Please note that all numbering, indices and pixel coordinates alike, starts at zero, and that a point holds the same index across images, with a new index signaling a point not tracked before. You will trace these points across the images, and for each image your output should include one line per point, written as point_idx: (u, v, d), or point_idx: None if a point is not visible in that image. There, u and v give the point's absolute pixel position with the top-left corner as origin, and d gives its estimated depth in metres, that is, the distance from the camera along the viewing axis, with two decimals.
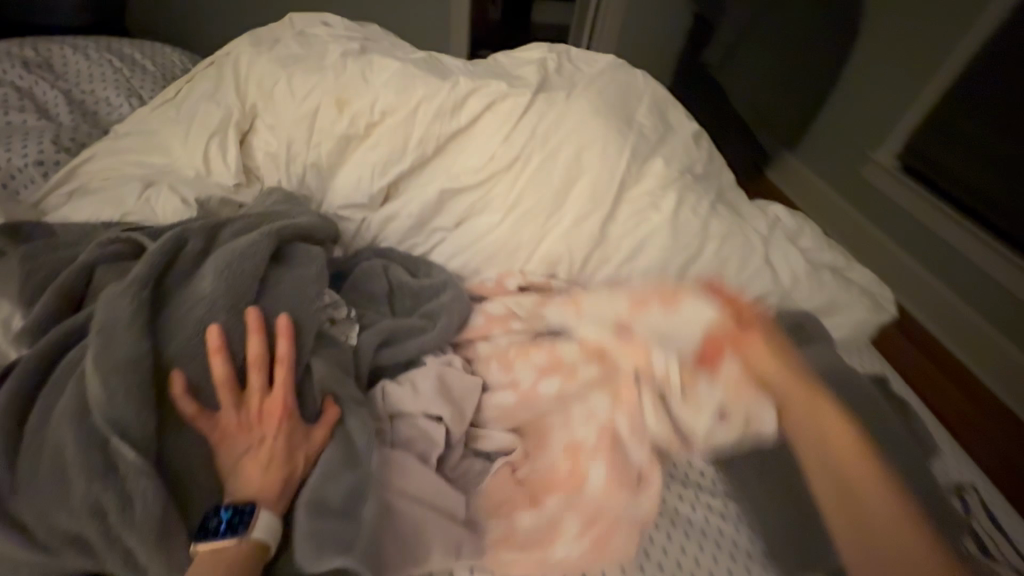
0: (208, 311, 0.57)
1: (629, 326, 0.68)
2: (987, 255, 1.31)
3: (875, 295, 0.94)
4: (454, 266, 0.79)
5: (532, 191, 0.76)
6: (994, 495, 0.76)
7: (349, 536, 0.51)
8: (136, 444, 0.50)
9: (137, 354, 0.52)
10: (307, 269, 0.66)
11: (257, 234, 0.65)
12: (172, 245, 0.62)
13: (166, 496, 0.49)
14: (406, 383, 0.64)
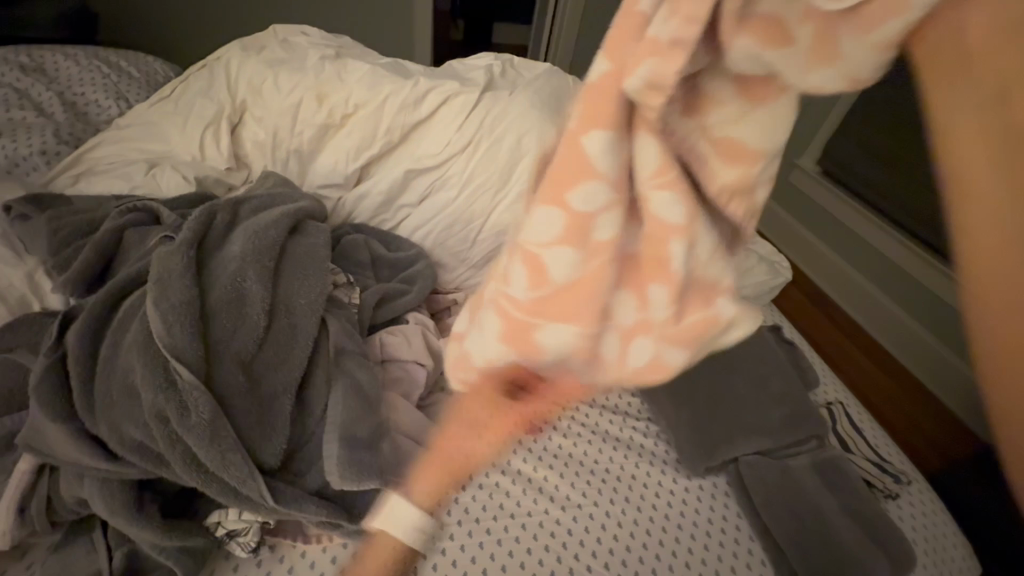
0: (241, 270, 0.58)
1: None
2: (927, 269, 1.52)
3: (773, 263, 1.15)
4: (418, 237, 0.94)
5: (481, 170, 0.92)
6: (856, 412, 0.96)
7: (376, 464, 0.57)
8: (192, 367, 0.51)
9: (188, 297, 0.53)
10: (325, 244, 0.67)
11: (279, 211, 0.66)
12: (204, 214, 0.62)
13: (218, 407, 0.51)
14: (399, 334, 0.79)
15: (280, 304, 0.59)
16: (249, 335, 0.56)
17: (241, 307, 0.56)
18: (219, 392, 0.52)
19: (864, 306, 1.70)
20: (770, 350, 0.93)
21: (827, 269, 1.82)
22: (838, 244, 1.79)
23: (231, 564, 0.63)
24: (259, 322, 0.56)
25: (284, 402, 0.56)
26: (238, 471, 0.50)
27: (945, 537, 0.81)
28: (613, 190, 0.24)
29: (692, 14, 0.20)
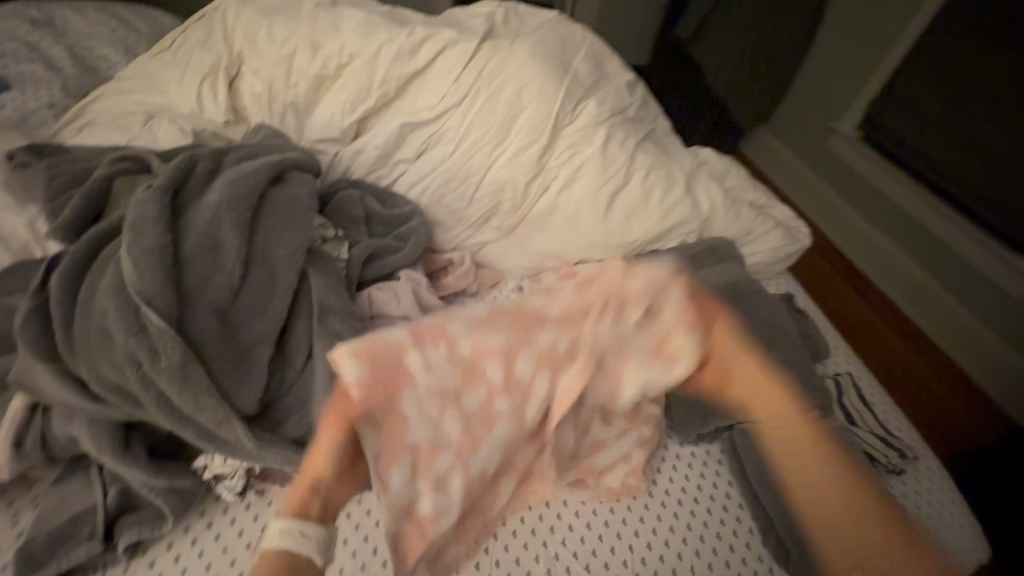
0: (216, 217, 0.57)
1: (633, 273, 0.64)
2: (980, 251, 1.42)
3: (790, 228, 1.10)
4: (415, 194, 0.93)
5: (479, 125, 0.89)
6: (865, 383, 0.92)
7: None
8: (162, 312, 0.50)
9: (162, 242, 0.53)
10: (307, 196, 0.66)
11: (260, 162, 0.65)
12: (184, 164, 0.61)
13: (189, 351, 0.51)
14: (388, 291, 0.79)
15: (258, 254, 0.59)
16: (224, 284, 0.55)
17: (217, 255, 0.56)
18: (192, 341, 0.53)
19: (896, 278, 1.62)
20: (778, 317, 0.89)
21: (856, 236, 1.73)
22: (869, 210, 1.70)
23: (222, 506, 0.66)
24: (236, 271, 0.56)
25: (263, 352, 0.56)
26: (210, 416, 0.52)
27: (951, 515, 0.78)
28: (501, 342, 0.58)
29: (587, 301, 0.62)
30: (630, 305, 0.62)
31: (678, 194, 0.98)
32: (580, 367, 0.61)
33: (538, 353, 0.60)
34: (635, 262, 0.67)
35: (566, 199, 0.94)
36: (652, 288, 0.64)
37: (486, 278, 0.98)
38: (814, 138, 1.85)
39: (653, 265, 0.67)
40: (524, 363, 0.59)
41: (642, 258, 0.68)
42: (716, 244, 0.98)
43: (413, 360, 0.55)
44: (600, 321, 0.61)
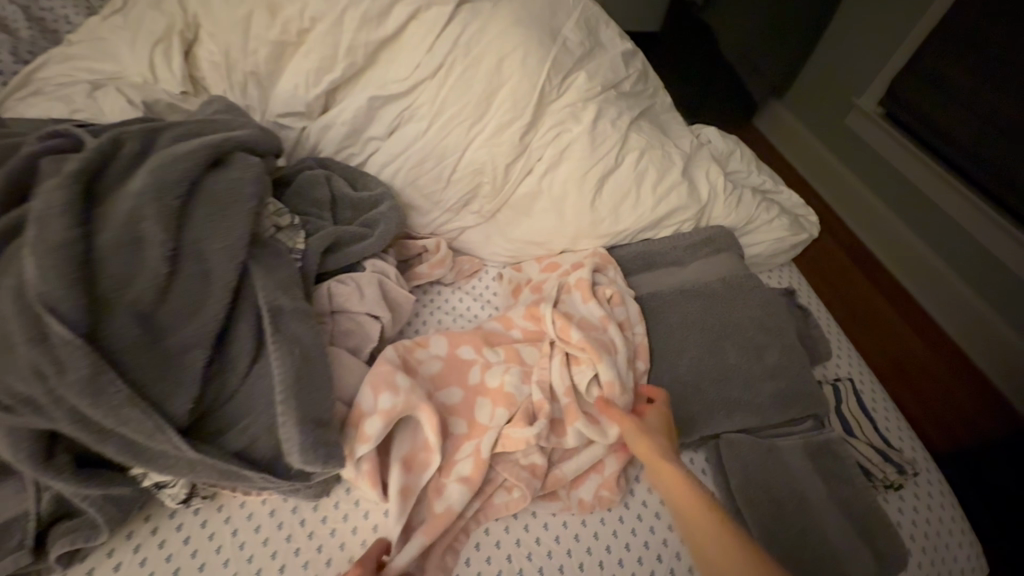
0: (135, 208, 0.51)
1: (591, 298, 0.79)
2: (999, 237, 1.33)
3: (796, 216, 1.03)
4: (387, 174, 0.86)
5: (456, 98, 0.82)
6: (865, 385, 0.87)
7: (326, 437, 0.54)
8: (66, 318, 0.45)
9: (69, 237, 0.47)
10: (250, 180, 0.60)
11: (198, 142, 0.58)
12: (106, 145, 0.55)
13: (99, 357, 0.45)
14: (351, 284, 0.73)
15: (189, 248, 0.54)
16: (148, 282, 0.50)
17: (140, 249, 0.51)
18: (107, 347, 0.47)
19: (911, 264, 1.53)
20: (776, 314, 0.83)
21: (871, 220, 1.64)
22: (885, 192, 1.60)
23: (169, 509, 0.63)
24: (161, 268, 0.51)
25: (196, 356, 0.51)
26: (141, 427, 0.47)
27: (949, 533, 0.73)
28: (478, 366, 0.74)
29: (551, 323, 0.75)
30: (566, 350, 0.74)
31: (674, 177, 0.90)
32: (514, 413, 0.69)
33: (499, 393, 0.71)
34: (602, 286, 0.82)
35: (552, 182, 0.86)
36: (584, 313, 0.79)
37: (465, 267, 0.92)
38: (830, 112, 1.74)
39: (615, 288, 0.82)
40: (491, 402, 0.70)
41: (583, 274, 0.82)
42: (714, 233, 0.92)
43: (401, 380, 0.65)
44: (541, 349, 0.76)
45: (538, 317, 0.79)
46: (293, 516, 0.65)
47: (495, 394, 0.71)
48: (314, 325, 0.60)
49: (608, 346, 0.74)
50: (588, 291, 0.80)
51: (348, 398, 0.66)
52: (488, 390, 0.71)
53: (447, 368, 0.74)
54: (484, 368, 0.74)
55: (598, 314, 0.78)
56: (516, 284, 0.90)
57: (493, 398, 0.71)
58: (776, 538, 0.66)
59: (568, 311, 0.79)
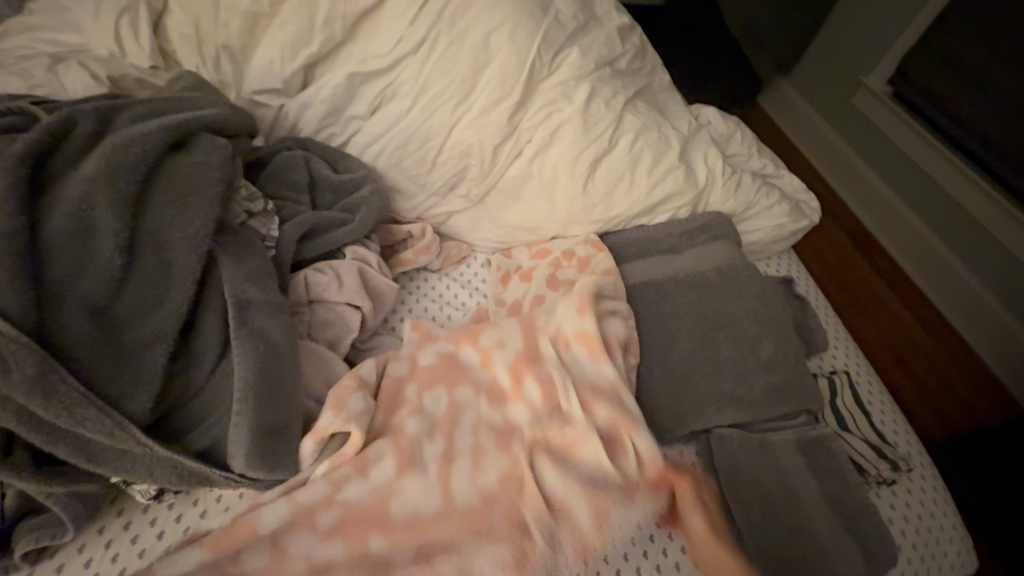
0: (87, 193, 0.50)
1: (583, 311, 0.69)
2: (1004, 222, 1.30)
3: (797, 202, 1.00)
4: (370, 156, 0.82)
5: (440, 75, 0.77)
6: (862, 377, 0.84)
7: (279, 446, 0.54)
8: (10, 313, 0.43)
9: (13, 227, 0.45)
10: (215, 162, 0.59)
11: (157, 123, 0.57)
12: (57, 127, 0.53)
13: (44, 356, 0.44)
14: (329, 273, 0.70)
15: (146, 240, 0.52)
16: (101, 276, 0.49)
17: (91, 240, 0.50)
18: (57, 343, 0.46)
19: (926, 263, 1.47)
20: (773, 304, 0.80)
21: (883, 210, 1.57)
22: (897, 181, 1.54)
23: (142, 504, 0.60)
24: (115, 261, 0.50)
25: (156, 352, 0.50)
26: (99, 427, 0.45)
27: (940, 528, 0.71)
28: (451, 390, 0.66)
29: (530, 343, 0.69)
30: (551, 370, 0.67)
31: (670, 161, 0.86)
32: (494, 441, 0.63)
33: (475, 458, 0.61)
34: (598, 297, 0.74)
35: (543, 165, 0.83)
36: (586, 371, 0.67)
37: (452, 253, 0.89)
38: (835, 92, 1.68)
39: (613, 300, 0.75)
40: (464, 432, 0.63)
41: (589, 321, 0.69)
42: (710, 219, 0.88)
43: (355, 403, 0.59)
44: (529, 405, 0.65)
45: (520, 329, 0.71)
46: None
47: (470, 421, 0.65)
48: (283, 320, 0.58)
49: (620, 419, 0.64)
50: (595, 345, 0.67)
51: (323, 392, 0.64)
52: (459, 445, 0.62)
53: (414, 406, 0.65)
54: (459, 389, 0.66)
55: (588, 327, 0.69)
56: (505, 270, 0.87)
57: (468, 423, 0.65)
58: (767, 545, 0.64)
59: (556, 324, 0.71)
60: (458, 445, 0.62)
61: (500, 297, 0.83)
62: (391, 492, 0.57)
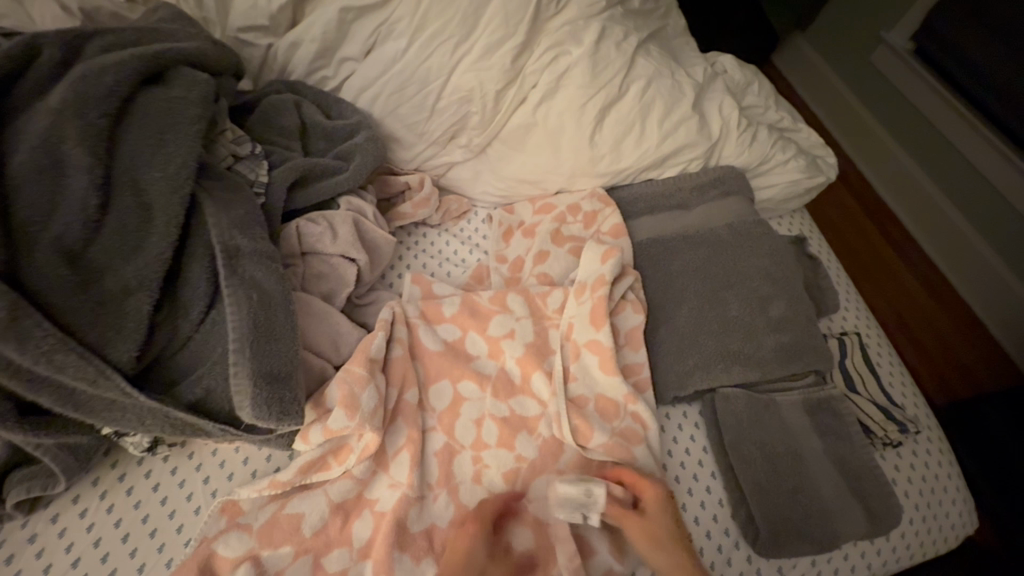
0: (54, 124, 0.47)
1: (600, 309, 0.68)
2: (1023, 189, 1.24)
3: (814, 157, 0.95)
4: (365, 101, 0.78)
5: (439, 12, 0.72)
6: (872, 338, 0.82)
7: (284, 394, 0.52)
8: None
9: None
10: (192, 96, 0.56)
11: (126, 54, 0.53)
12: (19, 54, 0.50)
13: (17, 300, 0.41)
14: (322, 223, 0.67)
15: (122, 178, 0.50)
16: (73, 215, 0.46)
17: (62, 176, 0.47)
18: (29, 285, 0.44)
19: (936, 228, 1.43)
20: (785, 260, 0.77)
21: (897, 176, 1.52)
22: (914, 149, 1.47)
23: (136, 456, 0.59)
24: (89, 201, 0.47)
25: (139, 299, 0.48)
26: (82, 374, 0.44)
27: (943, 488, 0.70)
28: (455, 381, 0.66)
29: (539, 346, 0.69)
30: (559, 367, 0.66)
31: (683, 109, 0.81)
32: (500, 433, 0.63)
33: (475, 453, 0.62)
34: (618, 295, 0.71)
35: (546, 114, 0.78)
36: (592, 383, 0.67)
37: (452, 207, 0.85)
38: (855, 44, 1.60)
39: (625, 279, 0.72)
40: (469, 424, 0.63)
41: (601, 334, 0.67)
42: (723, 173, 0.84)
43: (367, 399, 0.58)
44: (539, 400, 0.66)
45: (527, 320, 0.70)
46: (267, 465, 0.61)
47: (474, 412, 0.64)
48: (272, 266, 0.56)
49: (620, 444, 0.63)
50: (605, 361, 0.66)
51: (317, 347, 0.62)
52: (461, 438, 0.63)
53: (420, 397, 0.64)
54: (464, 380, 0.66)
55: (598, 323, 0.68)
56: (507, 226, 0.83)
57: (470, 412, 0.64)
58: (775, 513, 0.62)
59: (566, 319, 0.70)
60: (461, 440, 0.63)
61: (502, 254, 0.80)
62: (396, 483, 0.58)
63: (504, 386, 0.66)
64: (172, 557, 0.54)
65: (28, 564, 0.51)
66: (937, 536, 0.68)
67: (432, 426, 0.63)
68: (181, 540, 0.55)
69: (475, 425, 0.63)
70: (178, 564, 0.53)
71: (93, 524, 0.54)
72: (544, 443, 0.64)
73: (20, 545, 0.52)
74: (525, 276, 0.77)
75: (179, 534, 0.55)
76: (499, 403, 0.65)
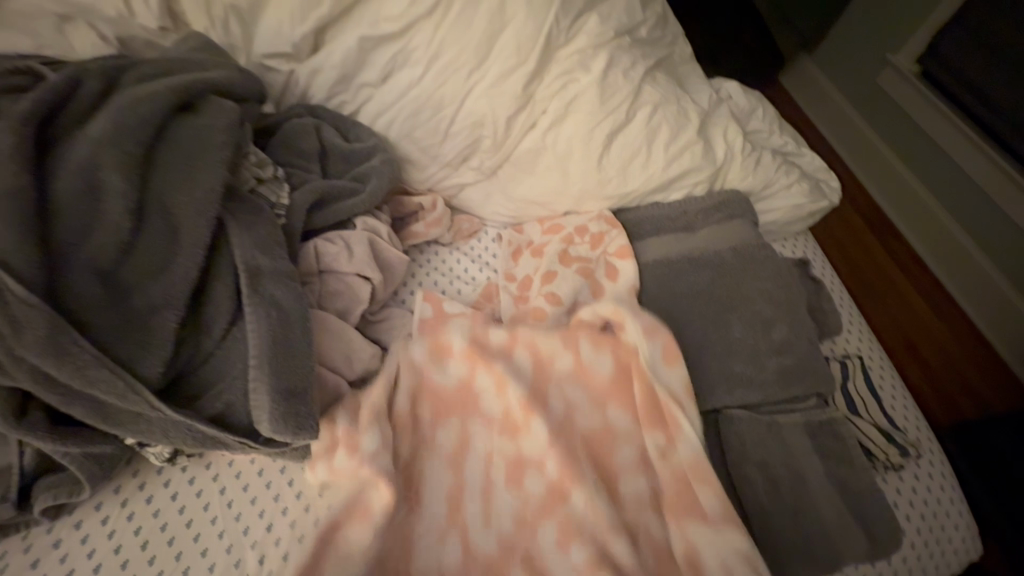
0: (93, 152, 0.50)
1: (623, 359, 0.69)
2: None
3: (817, 181, 0.97)
4: (381, 125, 0.81)
5: (454, 41, 0.75)
6: (874, 360, 0.84)
7: (300, 410, 0.54)
8: (21, 274, 0.44)
9: (21, 188, 0.46)
10: (220, 124, 0.59)
11: (160, 85, 0.57)
12: (61, 87, 0.53)
13: (58, 318, 0.44)
14: (340, 243, 0.70)
15: (154, 203, 0.53)
16: (108, 238, 0.49)
17: (99, 201, 0.50)
18: (65, 304, 0.46)
19: (941, 249, 1.44)
20: (788, 283, 0.79)
21: (903, 197, 1.53)
22: (921, 171, 1.49)
23: (157, 466, 0.61)
24: (123, 224, 0.50)
25: (166, 318, 0.51)
26: (112, 389, 0.46)
27: (946, 513, 0.71)
28: (464, 421, 0.66)
29: (549, 386, 0.67)
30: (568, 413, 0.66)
31: (689, 135, 0.83)
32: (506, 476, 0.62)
33: (484, 497, 0.62)
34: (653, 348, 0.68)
35: (556, 139, 0.81)
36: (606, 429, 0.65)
37: (463, 226, 0.87)
38: (860, 68, 1.62)
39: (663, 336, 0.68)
40: (475, 467, 0.63)
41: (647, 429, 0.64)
42: (728, 197, 0.86)
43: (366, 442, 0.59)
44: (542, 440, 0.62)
45: (539, 362, 0.69)
46: (282, 477, 0.63)
47: (481, 456, 0.64)
48: (293, 286, 0.59)
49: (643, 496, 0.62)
50: (661, 467, 0.63)
51: (331, 363, 0.65)
52: (468, 481, 0.63)
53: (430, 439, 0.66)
54: (474, 422, 0.66)
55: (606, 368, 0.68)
56: (516, 246, 0.86)
57: (477, 455, 0.64)
58: (776, 533, 0.64)
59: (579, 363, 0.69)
60: (468, 482, 0.63)
61: (511, 273, 0.82)
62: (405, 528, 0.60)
63: (510, 428, 0.65)
64: (189, 565, 0.55)
65: (53, 569, 0.53)
66: (940, 562, 0.68)
67: (445, 470, 0.64)
68: (198, 549, 0.56)
69: (481, 468, 0.63)
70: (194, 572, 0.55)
71: (114, 531, 0.56)
72: (556, 490, 0.62)
73: (46, 550, 0.54)
74: (532, 294, 0.78)
75: (196, 543, 0.57)
76: (505, 445, 0.64)
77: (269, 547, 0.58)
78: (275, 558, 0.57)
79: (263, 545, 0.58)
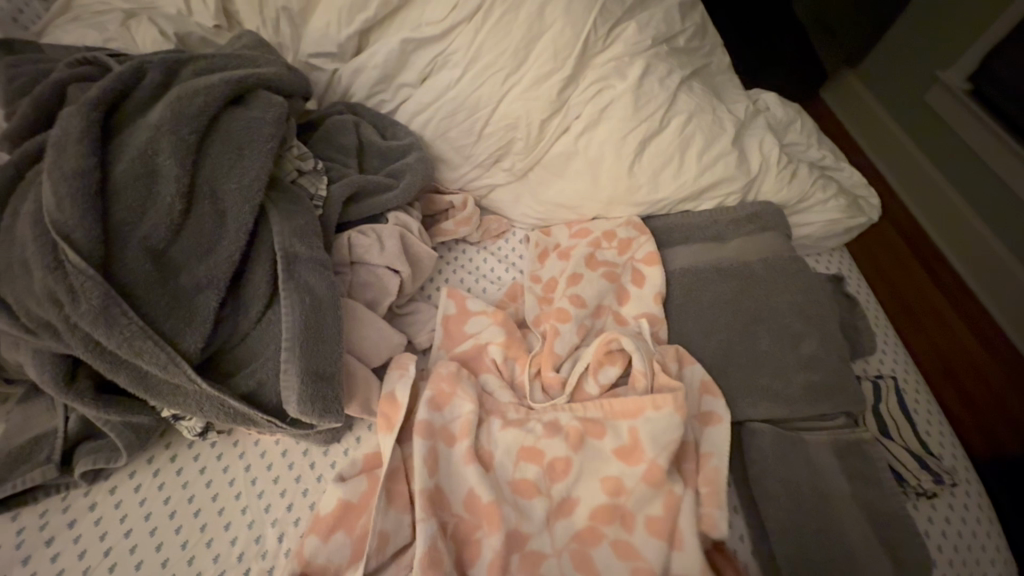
0: (153, 136, 0.54)
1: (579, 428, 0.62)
2: None
3: (856, 197, 0.95)
4: (417, 125, 0.83)
5: (493, 44, 0.77)
6: (908, 383, 0.80)
7: (327, 394, 0.56)
8: (81, 248, 0.47)
9: (87, 168, 0.49)
10: (268, 117, 0.62)
11: (216, 78, 0.60)
12: (126, 77, 0.57)
13: (108, 289, 0.47)
14: (372, 236, 0.72)
15: (204, 188, 0.56)
16: (160, 218, 0.52)
17: (154, 184, 0.53)
18: (119, 277, 0.49)
19: (989, 274, 1.37)
20: (820, 295, 0.77)
21: (949, 219, 1.47)
22: (970, 191, 1.43)
23: (187, 440, 0.64)
24: (175, 206, 0.53)
25: (207, 298, 0.54)
26: (155, 359, 0.49)
27: (982, 548, 0.67)
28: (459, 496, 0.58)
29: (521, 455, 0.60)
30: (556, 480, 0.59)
31: (722, 143, 0.82)
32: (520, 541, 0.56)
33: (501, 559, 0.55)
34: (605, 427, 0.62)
35: (588, 144, 0.81)
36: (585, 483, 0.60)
37: (491, 227, 0.89)
38: (907, 83, 1.58)
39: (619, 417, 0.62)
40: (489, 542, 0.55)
41: (659, 509, 0.58)
42: (760, 209, 0.85)
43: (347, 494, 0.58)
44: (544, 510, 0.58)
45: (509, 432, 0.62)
46: (304, 460, 0.64)
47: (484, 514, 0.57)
48: (325, 273, 0.61)
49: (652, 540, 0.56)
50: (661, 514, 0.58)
51: (358, 351, 0.66)
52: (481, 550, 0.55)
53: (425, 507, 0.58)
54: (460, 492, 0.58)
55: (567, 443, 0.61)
56: (543, 248, 0.86)
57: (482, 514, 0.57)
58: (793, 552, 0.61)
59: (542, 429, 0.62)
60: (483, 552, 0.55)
61: (536, 274, 0.83)
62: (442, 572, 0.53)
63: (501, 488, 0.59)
64: (213, 537, 0.57)
65: (88, 529, 0.55)
66: None
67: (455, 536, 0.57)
68: (222, 521, 0.58)
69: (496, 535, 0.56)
70: (219, 544, 0.56)
71: (145, 499, 0.58)
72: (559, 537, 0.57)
73: (82, 512, 0.57)
74: (557, 295, 0.78)
75: (222, 515, 0.58)
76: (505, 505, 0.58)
77: (289, 526, 0.59)
78: (294, 537, 0.58)
79: (282, 524, 0.59)
